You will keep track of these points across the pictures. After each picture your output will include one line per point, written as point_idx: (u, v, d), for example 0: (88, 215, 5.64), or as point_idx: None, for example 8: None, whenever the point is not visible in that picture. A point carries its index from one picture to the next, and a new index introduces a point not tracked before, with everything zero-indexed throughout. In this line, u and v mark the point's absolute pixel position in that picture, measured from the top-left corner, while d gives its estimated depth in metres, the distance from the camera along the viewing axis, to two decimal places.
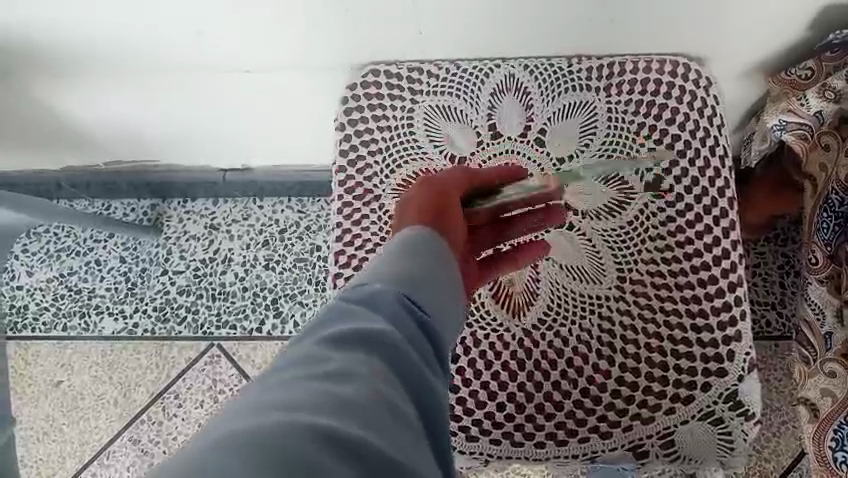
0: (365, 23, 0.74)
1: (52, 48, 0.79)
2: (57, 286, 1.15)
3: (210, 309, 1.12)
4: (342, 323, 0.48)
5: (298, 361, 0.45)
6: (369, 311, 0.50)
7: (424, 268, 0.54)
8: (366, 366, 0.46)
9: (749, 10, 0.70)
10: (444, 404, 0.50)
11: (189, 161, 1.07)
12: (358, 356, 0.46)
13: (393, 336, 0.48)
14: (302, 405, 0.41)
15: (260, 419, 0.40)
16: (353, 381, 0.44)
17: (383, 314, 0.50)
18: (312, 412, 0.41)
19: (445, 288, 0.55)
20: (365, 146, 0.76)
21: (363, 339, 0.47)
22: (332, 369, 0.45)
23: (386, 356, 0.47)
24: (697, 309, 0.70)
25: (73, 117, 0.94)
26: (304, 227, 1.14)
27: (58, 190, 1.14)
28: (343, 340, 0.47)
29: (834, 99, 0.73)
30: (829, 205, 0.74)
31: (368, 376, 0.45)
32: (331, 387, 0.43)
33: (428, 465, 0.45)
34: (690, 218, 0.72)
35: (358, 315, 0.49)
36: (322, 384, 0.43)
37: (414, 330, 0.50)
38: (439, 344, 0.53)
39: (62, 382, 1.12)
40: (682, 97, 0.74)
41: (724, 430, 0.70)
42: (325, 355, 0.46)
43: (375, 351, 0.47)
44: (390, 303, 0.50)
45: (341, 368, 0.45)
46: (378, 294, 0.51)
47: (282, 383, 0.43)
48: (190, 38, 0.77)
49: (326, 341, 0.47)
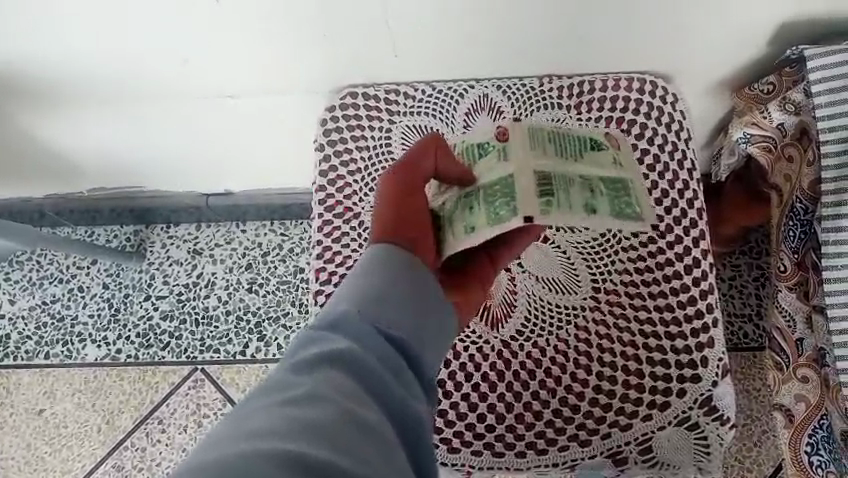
0: (345, 48, 0.77)
1: (38, 75, 0.81)
2: (40, 314, 1.15)
3: (193, 334, 1.13)
4: (313, 348, 0.49)
5: (268, 390, 0.46)
6: (338, 335, 0.51)
7: (396, 288, 0.56)
8: (335, 387, 0.46)
9: (710, 29, 0.73)
10: (421, 416, 0.51)
11: (171, 186, 1.09)
12: (330, 376, 0.47)
13: (362, 356, 0.49)
14: (264, 433, 0.41)
15: (227, 451, 0.40)
16: (325, 401, 0.45)
17: (351, 336, 0.51)
18: (280, 438, 0.41)
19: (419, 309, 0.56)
20: (344, 166, 0.78)
21: (333, 360, 0.48)
22: (301, 393, 0.45)
23: (356, 375, 0.48)
24: (670, 317, 0.72)
25: (57, 144, 0.95)
26: (286, 250, 1.15)
27: (40, 219, 1.15)
28: (314, 363, 0.48)
29: (794, 111, 0.75)
30: (794, 213, 0.77)
31: (337, 396, 0.46)
32: (300, 410, 0.44)
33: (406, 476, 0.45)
34: (662, 229, 0.74)
35: (329, 339, 0.50)
36: (290, 409, 0.44)
37: (384, 346, 0.52)
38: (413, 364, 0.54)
39: (44, 410, 1.11)
40: (649, 113, 0.77)
41: (701, 435, 0.71)
42: (296, 381, 0.46)
43: (345, 370, 0.48)
44: (358, 323, 0.52)
45: (309, 391, 0.45)
46: (345, 316, 0.52)
47: (253, 412, 0.43)
48: (179, 64, 0.78)
49: (297, 366, 0.48)
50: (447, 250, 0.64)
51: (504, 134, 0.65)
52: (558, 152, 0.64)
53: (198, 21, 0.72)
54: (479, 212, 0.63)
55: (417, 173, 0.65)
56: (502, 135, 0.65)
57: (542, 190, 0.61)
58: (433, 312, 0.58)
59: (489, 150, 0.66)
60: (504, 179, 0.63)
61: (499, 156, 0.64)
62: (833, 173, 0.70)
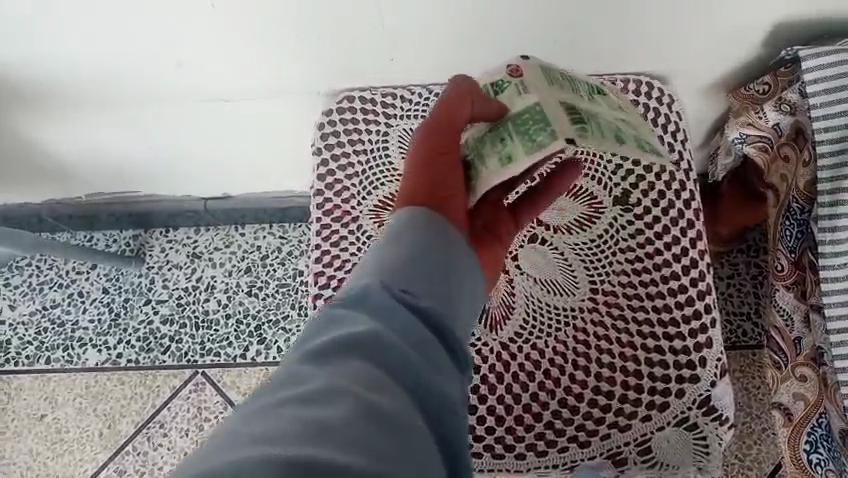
0: (341, 52, 0.77)
1: (35, 81, 0.81)
2: (40, 319, 1.15)
3: (193, 338, 1.13)
4: (329, 335, 0.48)
5: (277, 386, 0.44)
6: (360, 315, 0.49)
7: (424, 258, 0.54)
8: (351, 377, 0.45)
9: (705, 30, 0.74)
10: (450, 394, 0.50)
11: (169, 190, 1.09)
12: (348, 363, 0.46)
13: (383, 338, 0.48)
14: (271, 436, 0.39)
15: (223, 458, 0.38)
16: (338, 395, 0.43)
17: (374, 315, 0.50)
18: (289, 441, 0.39)
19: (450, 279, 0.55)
20: (342, 170, 0.79)
21: (353, 345, 0.47)
22: (313, 388, 0.43)
23: (378, 358, 0.47)
24: (667, 318, 0.72)
25: (55, 149, 0.96)
26: (285, 252, 1.16)
27: (39, 224, 1.15)
28: (330, 352, 0.46)
29: (789, 111, 0.75)
30: (790, 213, 0.78)
31: (352, 388, 0.44)
32: (307, 408, 0.42)
33: (429, 464, 0.44)
34: (659, 230, 0.74)
35: (347, 323, 0.49)
36: (301, 407, 0.42)
37: (409, 322, 0.50)
38: (443, 337, 0.53)
39: (46, 415, 1.11)
40: (645, 114, 0.77)
41: (700, 435, 0.71)
42: (309, 372, 0.45)
43: (365, 355, 0.47)
44: (382, 299, 0.50)
45: (322, 385, 0.44)
46: (368, 293, 0.51)
47: (256, 413, 0.41)
48: (175, 68, 0.79)
49: (311, 357, 0.46)
50: (480, 187, 0.63)
51: (517, 70, 0.66)
52: (573, 89, 0.67)
53: (193, 25, 0.72)
54: (510, 142, 0.63)
55: (452, 121, 0.63)
56: (515, 72, 0.66)
57: (574, 119, 0.63)
58: (462, 283, 0.56)
59: (505, 86, 0.66)
60: (531, 108, 0.63)
61: (520, 90, 0.65)
62: (828, 172, 0.71)
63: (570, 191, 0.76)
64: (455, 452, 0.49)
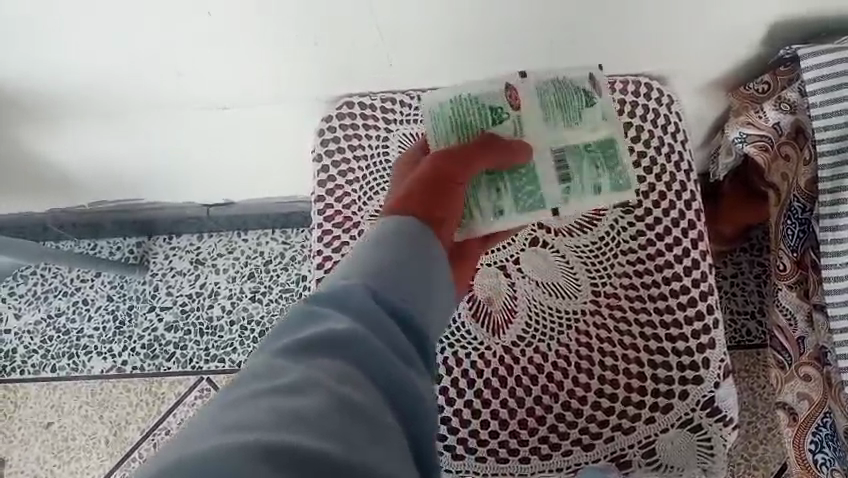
0: (340, 58, 0.77)
1: (36, 92, 0.81)
2: (45, 328, 1.16)
3: (198, 344, 1.13)
4: (305, 328, 0.48)
5: (252, 377, 0.45)
6: (339, 312, 0.50)
7: (407, 263, 0.54)
8: (326, 371, 0.45)
9: (704, 31, 0.73)
10: (421, 392, 0.50)
11: (171, 197, 1.09)
12: (324, 359, 0.46)
13: (361, 336, 0.48)
14: (245, 424, 0.41)
15: (199, 446, 0.39)
16: (313, 389, 0.44)
17: (353, 313, 0.50)
18: (262, 430, 0.40)
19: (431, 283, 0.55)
20: (343, 176, 0.79)
21: (330, 340, 0.47)
22: (288, 380, 0.44)
23: (353, 354, 0.47)
24: (670, 320, 0.72)
25: (57, 159, 0.96)
26: (288, 258, 1.16)
27: (43, 233, 1.16)
28: (305, 345, 0.47)
29: (789, 110, 0.75)
30: (792, 212, 0.77)
31: (327, 381, 0.45)
32: (281, 399, 0.43)
33: (402, 456, 0.45)
34: (660, 231, 0.74)
35: (324, 317, 0.49)
36: (276, 398, 0.43)
37: (387, 323, 0.51)
38: (418, 338, 0.53)
39: (52, 424, 1.12)
40: (645, 115, 0.77)
41: (704, 437, 0.71)
42: (284, 365, 0.45)
43: (341, 351, 0.47)
44: (361, 298, 0.51)
45: (296, 378, 0.44)
46: (348, 292, 0.51)
47: (234, 401, 0.43)
48: (174, 76, 0.79)
49: (286, 349, 0.47)
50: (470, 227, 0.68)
51: (517, 100, 0.69)
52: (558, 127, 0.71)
53: (192, 34, 0.72)
54: (504, 193, 0.68)
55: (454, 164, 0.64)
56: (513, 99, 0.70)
57: (561, 176, 0.70)
58: (438, 285, 0.57)
59: (503, 116, 0.69)
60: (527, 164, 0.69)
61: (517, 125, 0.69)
62: (829, 172, 0.71)
63: None
64: (424, 451, 0.49)
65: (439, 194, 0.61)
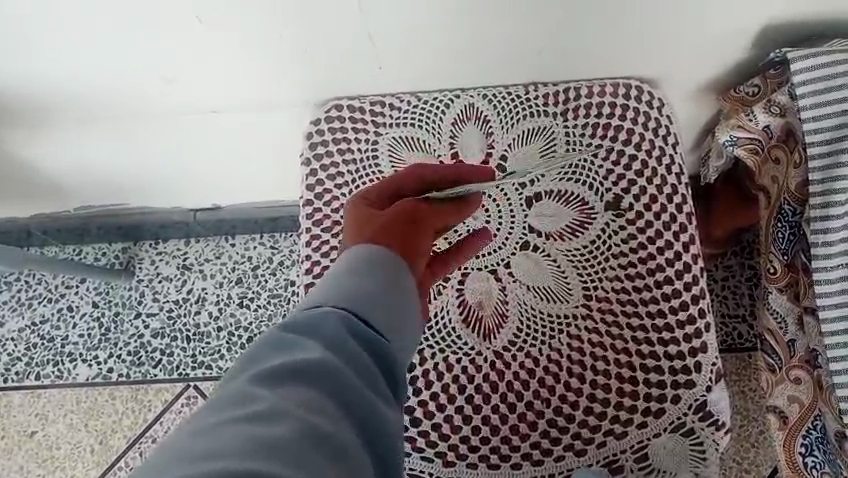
0: (328, 61, 0.76)
1: (19, 97, 0.80)
2: (29, 335, 1.14)
3: (185, 351, 1.12)
4: (279, 356, 0.50)
5: (225, 402, 0.46)
6: (311, 339, 0.51)
7: (381, 291, 0.57)
8: (297, 397, 0.47)
9: (693, 34, 0.73)
10: (389, 419, 0.52)
11: (158, 202, 1.08)
12: (295, 386, 0.48)
13: (331, 364, 0.50)
14: (215, 452, 0.42)
15: None
16: (281, 416, 0.45)
17: (324, 340, 0.51)
18: (232, 457, 0.42)
19: (400, 310, 0.58)
20: (331, 179, 0.78)
21: (301, 368, 0.49)
22: (259, 406, 0.46)
23: (323, 382, 0.49)
24: (662, 324, 0.71)
25: (41, 164, 0.95)
26: (276, 262, 1.15)
27: (27, 238, 1.14)
28: (277, 372, 0.48)
29: (779, 113, 0.75)
30: (782, 215, 0.77)
31: (297, 408, 0.46)
32: (251, 427, 0.44)
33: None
34: (651, 235, 0.73)
35: (297, 345, 0.51)
36: (247, 424, 0.44)
37: (359, 351, 0.53)
38: (388, 366, 0.55)
39: (36, 432, 1.10)
40: (636, 118, 0.77)
41: (697, 441, 0.71)
42: (256, 392, 0.47)
43: (311, 379, 0.49)
44: (333, 327, 0.53)
45: (267, 404, 0.46)
46: (320, 320, 0.53)
47: (205, 428, 0.44)
48: (158, 81, 0.78)
49: (258, 375, 0.48)
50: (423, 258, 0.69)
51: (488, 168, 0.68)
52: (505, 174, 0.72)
53: (178, 38, 0.71)
54: None
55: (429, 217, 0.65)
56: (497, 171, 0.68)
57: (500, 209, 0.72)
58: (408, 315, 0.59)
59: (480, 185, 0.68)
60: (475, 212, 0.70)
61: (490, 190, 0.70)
62: (819, 174, 0.70)
63: (562, 197, 0.75)
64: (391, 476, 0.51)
65: (409, 233, 0.62)
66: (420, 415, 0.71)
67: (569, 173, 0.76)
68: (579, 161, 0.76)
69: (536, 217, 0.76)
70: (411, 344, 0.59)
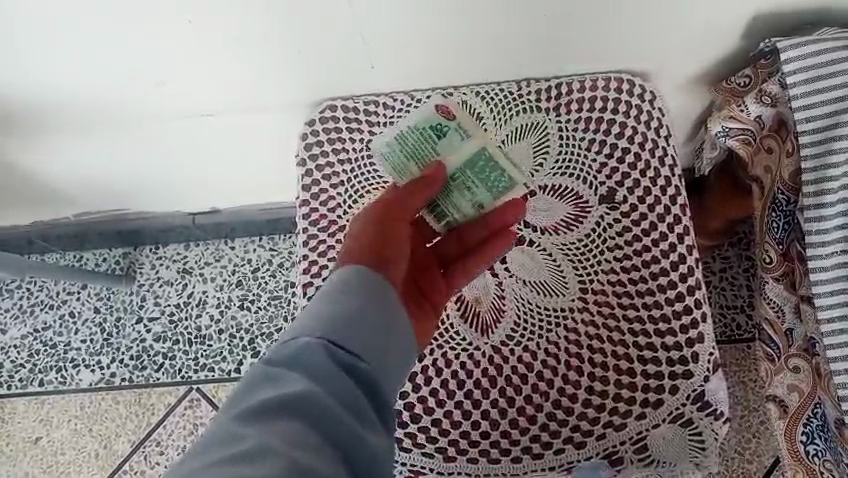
0: (322, 62, 0.77)
1: (16, 105, 0.81)
2: (32, 342, 1.15)
3: (187, 354, 1.13)
4: (266, 390, 0.48)
5: (213, 443, 0.45)
6: (295, 371, 0.49)
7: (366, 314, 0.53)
8: (284, 435, 0.46)
9: (683, 26, 0.74)
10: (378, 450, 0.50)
11: (158, 207, 1.08)
12: (278, 423, 0.46)
13: (318, 397, 0.48)
14: None
15: None
16: (265, 457, 0.44)
17: (309, 372, 0.49)
18: None
19: (389, 334, 0.54)
20: (327, 179, 0.79)
21: (288, 404, 0.47)
22: (247, 447, 0.44)
23: (310, 417, 0.47)
24: (658, 315, 0.72)
25: (39, 171, 0.95)
26: (276, 264, 1.15)
27: (28, 246, 1.15)
28: (264, 408, 0.47)
29: (770, 103, 0.75)
30: (776, 205, 0.78)
31: (285, 447, 0.45)
32: (234, 470, 0.43)
33: None
34: (645, 227, 0.74)
35: (283, 378, 0.49)
36: (235, 467, 0.43)
37: (345, 381, 0.50)
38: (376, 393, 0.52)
39: (41, 438, 1.11)
40: (628, 111, 0.77)
41: (696, 430, 0.71)
42: (239, 432, 0.45)
43: (299, 415, 0.47)
44: (317, 357, 0.50)
45: (254, 444, 0.44)
46: (304, 350, 0.50)
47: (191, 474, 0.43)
48: (152, 86, 0.78)
49: (246, 412, 0.47)
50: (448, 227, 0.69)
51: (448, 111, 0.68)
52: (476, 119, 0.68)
53: (171, 41, 0.71)
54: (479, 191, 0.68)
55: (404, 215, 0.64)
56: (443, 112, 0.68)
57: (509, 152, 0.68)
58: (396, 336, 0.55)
59: (444, 132, 0.67)
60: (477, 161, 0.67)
61: (460, 134, 0.67)
62: (812, 162, 0.71)
63: (556, 192, 0.76)
64: None
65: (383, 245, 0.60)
66: (419, 411, 0.72)
67: (563, 168, 0.77)
68: (572, 156, 0.77)
69: (531, 212, 0.76)
70: (403, 363, 0.56)
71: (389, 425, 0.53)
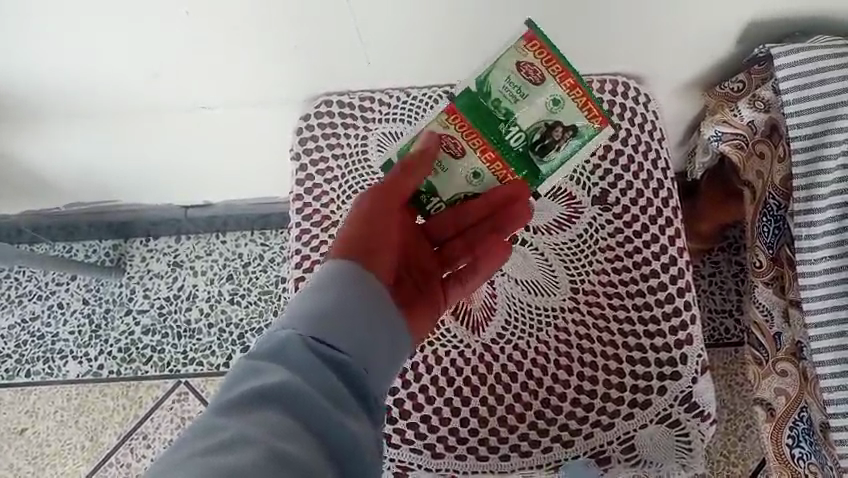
0: (319, 57, 0.77)
1: (11, 93, 0.80)
2: (19, 332, 1.14)
3: (176, 347, 1.12)
4: (246, 383, 0.48)
5: (192, 435, 0.44)
6: (275, 363, 0.49)
7: (347, 309, 0.52)
8: (263, 425, 0.45)
9: (679, 30, 0.74)
10: (363, 440, 0.49)
11: (150, 199, 1.08)
12: (259, 414, 0.46)
13: (298, 388, 0.48)
14: None
15: None
16: (246, 445, 0.44)
17: (290, 363, 0.49)
18: None
19: (373, 329, 0.53)
20: (321, 174, 0.79)
21: (267, 396, 0.47)
22: (226, 437, 0.44)
23: (291, 407, 0.47)
24: (648, 316, 0.72)
25: (30, 160, 0.94)
26: (267, 259, 1.15)
27: (17, 235, 1.14)
28: (243, 400, 0.46)
29: (764, 108, 0.76)
30: (767, 209, 0.78)
31: (263, 436, 0.44)
32: (213, 460, 0.42)
33: None
34: (637, 228, 0.74)
35: (263, 371, 0.48)
36: (212, 456, 0.43)
37: (327, 372, 0.49)
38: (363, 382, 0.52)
39: (27, 429, 1.10)
40: (623, 113, 0.77)
41: (682, 431, 0.72)
42: (221, 423, 0.45)
43: (279, 405, 0.47)
44: (296, 350, 0.49)
45: (233, 435, 0.44)
46: (283, 342, 0.50)
47: (168, 466, 0.42)
48: (147, 78, 0.78)
49: (226, 405, 0.46)
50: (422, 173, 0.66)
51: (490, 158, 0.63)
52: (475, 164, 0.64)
53: (167, 33, 0.71)
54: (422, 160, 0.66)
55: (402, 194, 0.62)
56: (523, 68, 0.62)
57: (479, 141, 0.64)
58: (383, 329, 0.54)
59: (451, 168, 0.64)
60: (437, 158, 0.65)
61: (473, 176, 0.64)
62: (802, 168, 0.71)
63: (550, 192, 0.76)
64: None
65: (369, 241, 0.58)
66: (409, 407, 0.72)
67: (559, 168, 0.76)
68: None
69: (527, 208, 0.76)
70: (391, 354, 0.56)
71: (375, 415, 0.52)
